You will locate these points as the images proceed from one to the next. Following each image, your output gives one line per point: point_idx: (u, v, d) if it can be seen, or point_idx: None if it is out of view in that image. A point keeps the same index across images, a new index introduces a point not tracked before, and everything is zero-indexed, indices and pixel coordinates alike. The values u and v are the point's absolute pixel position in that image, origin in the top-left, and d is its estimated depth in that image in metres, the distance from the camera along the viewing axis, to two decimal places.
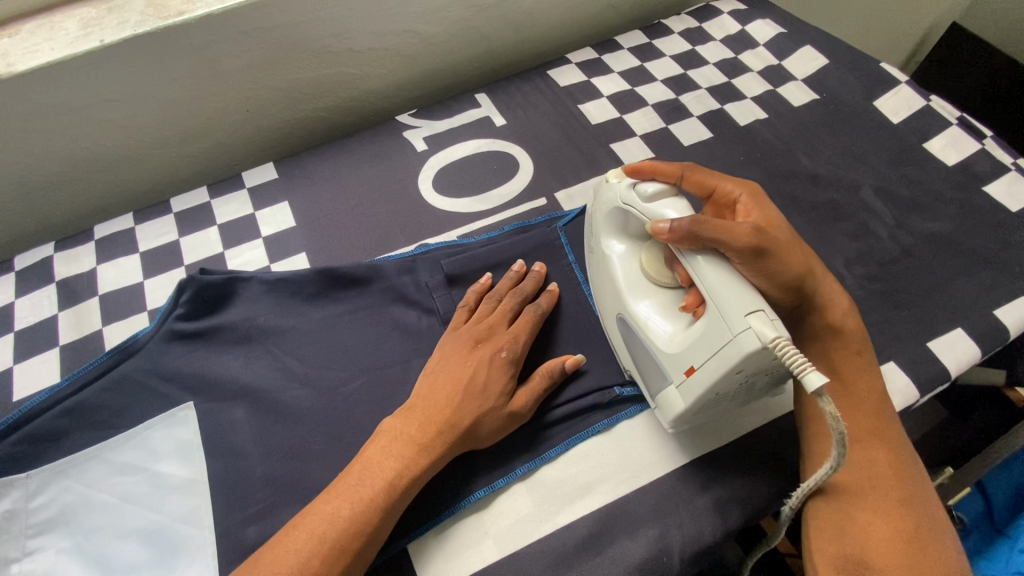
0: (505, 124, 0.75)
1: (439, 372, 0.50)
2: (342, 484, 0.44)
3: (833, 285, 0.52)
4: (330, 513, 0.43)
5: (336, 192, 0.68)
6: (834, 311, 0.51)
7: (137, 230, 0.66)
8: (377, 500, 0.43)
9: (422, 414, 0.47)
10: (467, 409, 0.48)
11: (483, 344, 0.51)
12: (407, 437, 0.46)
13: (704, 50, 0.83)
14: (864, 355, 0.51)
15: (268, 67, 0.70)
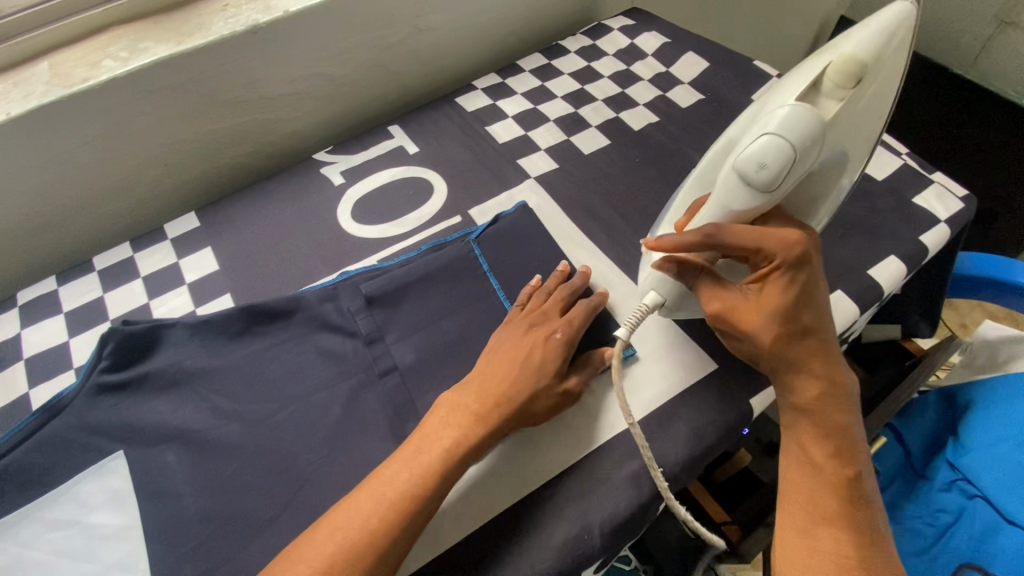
0: (419, 151, 0.79)
1: (497, 353, 0.55)
2: (403, 451, 0.49)
3: (821, 369, 0.49)
4: (390, 475, 0.47)
5: (258, 233, 0.71)
6: (813, 390, 0.49)
7: (60, 292, 0.67)
8: (434, 468, 0.48)
9: (478, 389, 0.52)
10: (523, 384, 0.52)
11: (537, 328, 0.56)
12: (468, 409, 0.51)
13: (599, 65, 0.89)
14: (844, 442, 0.48)
15: (181, 122, 0.73)
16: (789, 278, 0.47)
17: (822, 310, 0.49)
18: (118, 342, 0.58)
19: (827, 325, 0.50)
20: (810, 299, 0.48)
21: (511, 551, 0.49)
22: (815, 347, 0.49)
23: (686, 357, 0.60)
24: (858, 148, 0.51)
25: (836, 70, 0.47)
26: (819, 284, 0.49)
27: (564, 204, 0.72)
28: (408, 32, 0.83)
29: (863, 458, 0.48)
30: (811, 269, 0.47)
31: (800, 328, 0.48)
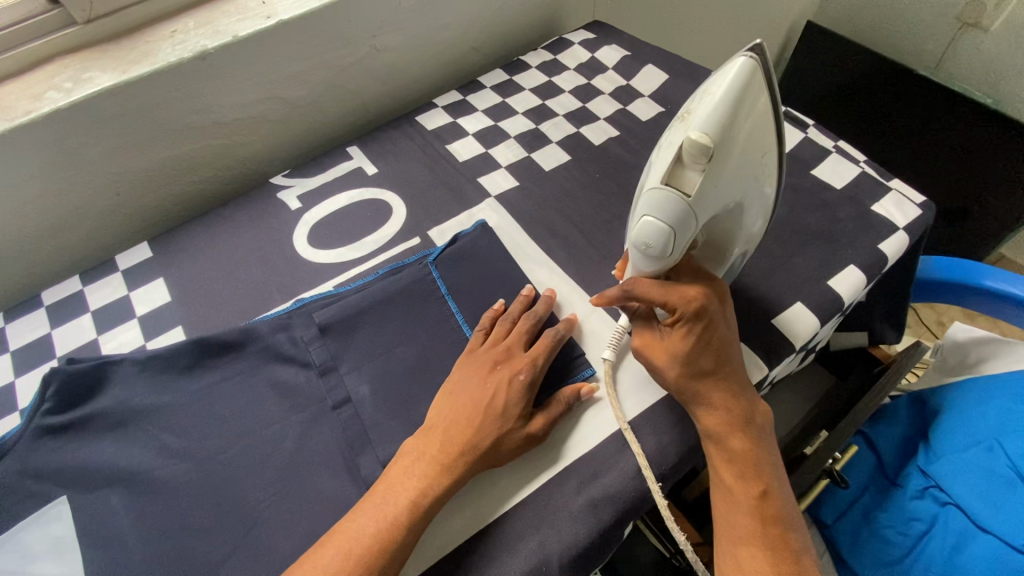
0: (378, 172, 0.79)
1: (460, 393, 0.54)
2: (369, 502, 0.48)
3: (727, 400, 0.51)
4: (356, 530, 0.46)
5: (212, 261, 0.70)
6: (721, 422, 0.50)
7: (7, 330, 0.65)
8: (398, 530, 0.46)
9: (443, 434, 0.51)
10: (487, 431, 0.51)
11: (501, 366, 0.55)
12: (431, 461, 0.50)
13: (560, 79, 0.89)
14: (754, 469, 0.49)
15: (130, 150, 0.72)
16: (689, 320, 0.50)
17: (725, 345, 0.52)
18: (62, 383, 0.56)
19: (731, 356, 0.52)
20: (711, 337, 0.51)
21: None
22: (717, 381, 0.51)
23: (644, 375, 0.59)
24: (754, 185, 0.47)
25: (687, 149, 0.41)
26: (721, 322, 0.52)
27: (523, 222, 0.72)
28: (363, 52, 0.82)
29: (774, 480, 0.50)
30: (712, 311, 0.51)
31: (700, 363, 0.51)
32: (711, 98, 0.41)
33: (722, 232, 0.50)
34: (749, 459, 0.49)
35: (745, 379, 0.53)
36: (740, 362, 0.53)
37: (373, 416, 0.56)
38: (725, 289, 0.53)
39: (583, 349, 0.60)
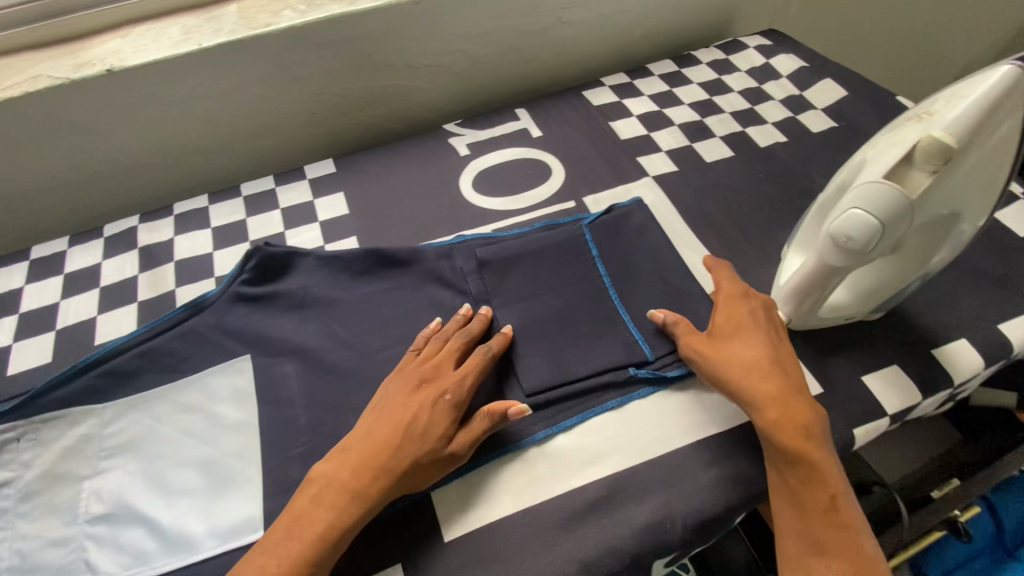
0: (542, 136, 0.82)
1: (382, 411, 0.52)
2: (275, 534, 0.46)
3: (785, 400, 0.50)
4: (261, 566, 0.44)
5: (386, 188, 0.77)
6: (780, 424, 0.49)
7: (210, 209, 0.75)
8: (314, 555, 0.45)
9: (358, 456, 0.49)
10: (407, 452, 0.49)
11: (426, 385, 0.53)
12: (345, 485, 0.48)
13: (730, 80, 0.89)
14: (817, 472, 0.47)
15: (334, 75, 0.79)
16: (724, 312, 0.56)
17: (770, 339, 0.54)
18: (260, 261, 0.64)
19: (776, 349, 0.53)
20: (752, 329, 0.54)
21: (590, 523, 0.50)
22: (772, 380, 0.51)
23: None
24: (972, 201, 0.47)
25: (925, 145, 0.43)
26: (757, 316, 0.55)
27: (679, 205, 0.73)
28: (549, 23, 0.86)
29: (842, 487, 0.47)
30: (750, 306, 0.56)
31: (744, 354, 0.52)
32: (960, 102, 0.43)
33: (921, 245, 0.50)
34: (810, 459, 0.47)
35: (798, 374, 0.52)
36: (787, 357, 0.53)
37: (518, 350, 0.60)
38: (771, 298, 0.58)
39: None
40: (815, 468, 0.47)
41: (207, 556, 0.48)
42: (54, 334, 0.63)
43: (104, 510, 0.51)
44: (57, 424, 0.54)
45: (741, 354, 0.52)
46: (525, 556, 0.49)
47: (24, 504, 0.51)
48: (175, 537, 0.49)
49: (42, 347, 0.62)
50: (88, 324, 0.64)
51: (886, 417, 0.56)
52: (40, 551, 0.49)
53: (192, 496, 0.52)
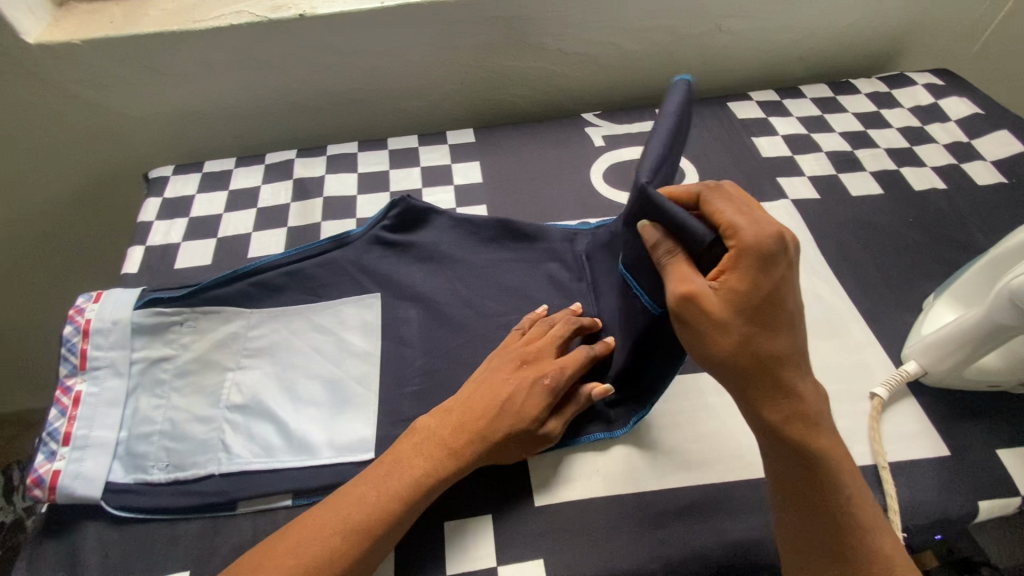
0: (680, 139, 0.82)
1: (483, 381, 0.52)
2: (372, 472, 0.48)
3: (791, 390, 0.43)
4: (359, 498, 0.46)
5: (520, 164, 0.79)
6: (783, 418, 0.43)
7: (359, 155, 0.81)
8: (406, 496, 0.46)
9: (457, 419, 0.50)
10: (503, 424, 0.49)
11: (528, 366, 0.52)
12: (446, 439, 0.49)
13: (889, 115, 0.85)
14: (823, 476, 0.42)
15: (492, 50, 0.82)
16: (740, 273, 0.41)
17: (786, 315, 0.42)
18: (402, 210, 0.68)
19: (789, 326, 0.42)
20: (768, 301, 0.41)
21: (679, 526, 0.50)
22: (777, 370, 0.42)
23: (913, 428, 0.55)
24: None
25: None
26: (777, 282, 0.41)
27: (815, 233, 0.70)
28: (707, 28, 0.85)
29: (851, 488, 0.43)
30: (781, 265, 0.41)
31: (761, 341, 0.42)
32: None
33: None
34: (822, 465, 0.42)
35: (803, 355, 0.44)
36: (800, 332, 0.43)
37: None
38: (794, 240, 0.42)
39: (849, 376, 0.58)
40: (819, 472, 0.42)
41: (323, 463, 0.53)
42: (216, 241, 0.71)
43: (242, 401, 0.57)
44: (213, 318, 0.61)
45: (747, 338, 0.41)
46: (610, 539, 0.50)
47: (179, 379, 0.58)
48: (298, 440, 0.54)
49: (205, 250, 0.70)
50: (243, 238, 0.71)
51: (1021, 497, 0.51)
52: (186, 423, 0.55)
53: (315, 407, 0.57)
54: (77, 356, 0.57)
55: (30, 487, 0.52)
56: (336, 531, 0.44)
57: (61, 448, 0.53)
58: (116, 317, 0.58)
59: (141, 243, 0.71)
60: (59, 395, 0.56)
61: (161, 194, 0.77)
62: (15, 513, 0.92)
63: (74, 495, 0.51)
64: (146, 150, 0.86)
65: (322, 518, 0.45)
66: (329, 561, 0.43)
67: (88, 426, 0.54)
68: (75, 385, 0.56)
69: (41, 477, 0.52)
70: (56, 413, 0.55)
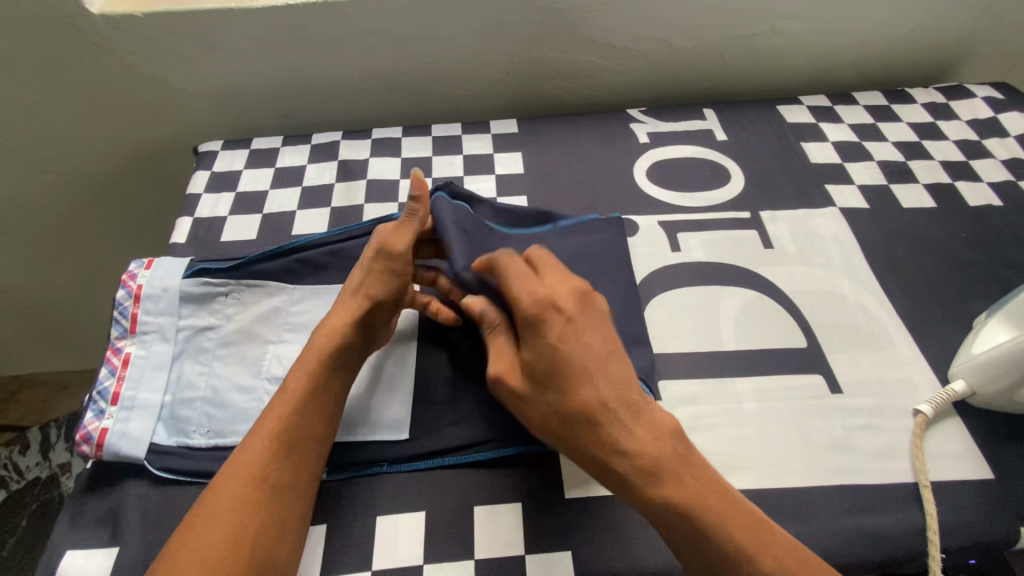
0: (726, 140, 0.80)
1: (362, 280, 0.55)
2: (255, 432, 0.47)
3: (619, 443, 0.42)
4: (251, 459, 0.45)
5: (562, 157, 0.79)
6: (620, 472, 0.42)
7: (403, 141, 0.81)
8: (304, 391, 0.49)
9: (335, 320, 0.53)
10: (377, 301, 0.54)
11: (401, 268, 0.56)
12: (326, 330, 0.52)
13: (946, 127, 0.82)
14: (679, 519, 0.41)
15: (540, 40, 0.82)
16: (528, 348, 0.45)
17: (578, 370, 0.44)
18: (444, 197, 0.68)
19: (592, 381, 0.43)
20: (561, 362, 0.44)
21: None
22: (594, 429, 0.43)
23: (957, 449, 0.54)
24: None
25: None
26: (561, 349, 0.44)
27: (863, 244, 0.69)
28: (762, 29, 0.83)
29: (712, 524, 0.41)
30: (557, 323, 0.45)
31: (566, 400, 0.43)
32: None
33: None
34: (668, 511, 0.41)
35: (625, 404, 0.43)
36: (609, 385, 0.44)
37: (665, 340, 0.60)
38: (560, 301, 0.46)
39: (891, 391, 0.57)
40: (666, 515, 0.41)
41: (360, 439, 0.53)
42: (261, 217, 0.73)
43: (282, 373, 0.58)
44: (257, 291, 0.62)
45: (552, 406, 0.44)
46: (640, 536, 0.49)
47: (222, 348, 0.59)
48: None
49: (250, 225, 0.72)
50: (288, 216, 0.73)
51: None
52: (228, 391, 0.56)
53: None
54: (128, 320, 0.59)
55: (79, 442, 0.53)
56: (247, 460, 0.45)
57: (109, 407, 0.55)
58: (165, 285, 0.60)
59: (189, 214, 0.73)
60: (109, 355, 0.58)
61: (209, 168, 0.79)
62: (48, 469, 0.95)
63: (120, 453, 0.53)
64: (195, 123, 0.88)
65: (236, 456, 0.46)
66: (249, 486, 0.44)
67: (136, 387, 0.56)
68: (125, 347, 0.58)
69: (89, 434, 0.54)
70: (107, 373, 0.57)
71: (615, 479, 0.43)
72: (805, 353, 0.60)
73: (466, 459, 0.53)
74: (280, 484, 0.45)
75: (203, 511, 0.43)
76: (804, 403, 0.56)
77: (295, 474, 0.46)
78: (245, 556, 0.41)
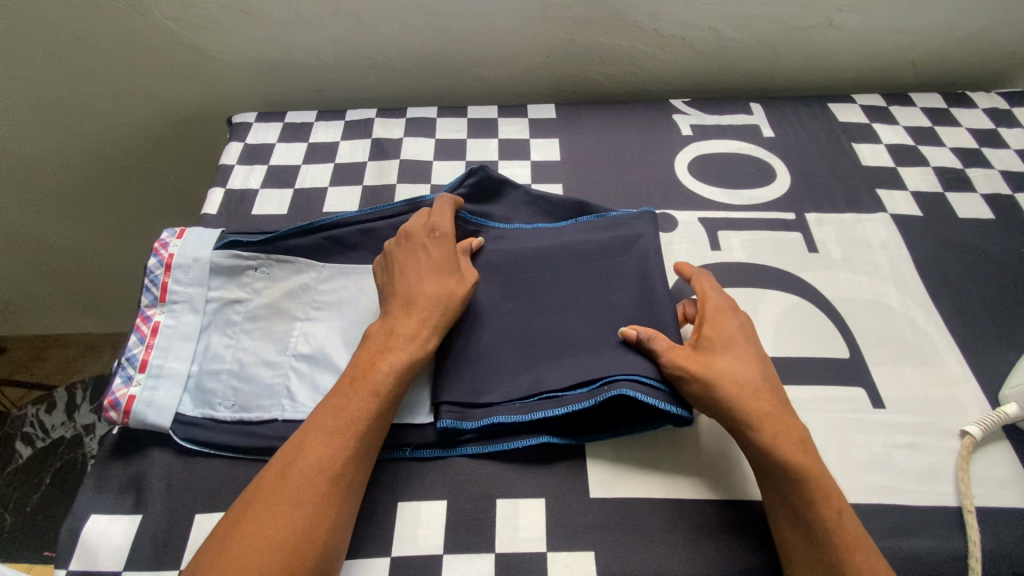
0: (773, 137, 0.77)
1: (428, 286, 0.52)
2: (325, 425, 0.46)
3: (781, 415, 0.47)
4: (325, 456, 0.44)
5: (600, 147, 0.77)
6: (779, 442, 0.46)
7: (438, 121, 0.80)
8: (383, 390, 0.47)
9: (412, 324, 0.50)
10: (453, 305, 0.52)
11: (461, 282, 0.54)
12: (406, 329, 0.50)
13: (1009, 134, 0.78)
14: (825, 490, 0.44)
15: (584, 23, 0.79)
16: (714, 326, 0.52)
17: (755, 352, 0.50)
18: (479, 179, 0.65)
19: (762, 363, 0.50)
20: (742, 344, 0.50)
21: (741, 538, 0.48)
22: (761, 397, 0.48)
23: (1005, 473, 0.51)
24: None
25: None
26: (745, 333, 0.51)
27: (914, 253, 0.65)
28: (818, 22, 0.79)
29: (841, 502, 0.44)
30: (739, 323, 0.52)
31: (742, 370, 0.48)
32: None
33: None
34: (814, 481, 0.44)
35: (780, 390, 0.49)
36: (771, 372, 0.50)
37: None
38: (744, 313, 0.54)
39: (938, 409, 0.54)
40: (815, 485, 0.44)
41: None
42: (292, 192, 0.72)
43: (309, 350, 0.56)
44: (286, 267, 0.61)
45: (728, 374, 0.48)
46: (665, 541, 0.48)
47: (250, 322, 0.58)
48: None
49: (282, 199, 0.71)
50: (319, 192, 0.72)
51: None
52: (254, 366, 0.56)
53: None
54: (158, 288, 0.58)
55: (106, 408, 0.53)
56: (327, 455, 0.44)
57: (137, 374, 0.55)
58: (196, 256, 0.59)
59: (221, 185, 0.72)
60: (139, 323, 0.57)
61: (243, 139, 0.78)
62: (73, 429, 0.96)
63: (147, 421, 0.53)
64: (230, 94, 0.87)
65: (308, 451, 0.44)
66: (328, 482, 0.44)
67: (164, 356, 0.56)
68: (154, 316, 0.58)
69: (116, 400, 0.53)
70: (135, 340, 0.56)
71: (760, 440, 0.46)
72: (846, 364, 0.57)
73: (485, 422, 0.50)
74: (351, 481, 0.45)
75: (280, 498, 0.42)
76: (843, 417, 0.54)
77: (364, 470, 0.46)
78: (313, 551, 0.41)
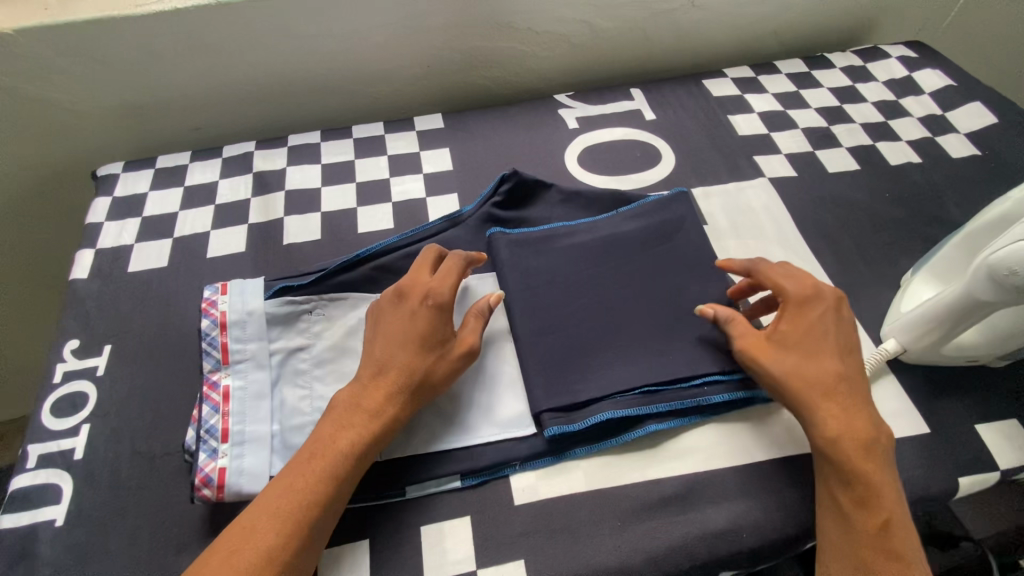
0: (655, 119, 0.79)
1: (400, 355, 0.48)
2: (277, 505, 0.42)
3: (858, 417, 0.46)
4: (270, 542, 0.41)
5: (490, 150, 0.76)
6: (854, 437, 0.45)
7: (322, 145, 0.77)
8: (338, 473, 0.44)
9: (378, 398, 0.47)
10: (425, 380, 0.48)
11: (441, 351, 0.49)
12: (371, 404, 0.47)
13: (865, 89, 0.84)
14: (884, 495, 0.44)
15: (454, 30, 0.78)
16: (792, 321, 0.50)
17: (841, 348, 0.49)
18: (512, 185, 0.66)
19: (844, 361, 0.48)
20: (827, 340, 0.48)
21: (664, 516, 0.49)
22: (833, 398, 0.47)
23: (895, 406, 0.55)
24: None
25: None
26: (830, 329, 0.49)
27: (794, 212, 0.69)
28: (679, 4, 0.83)
29: (896, 509, 0.44)
30: (821, 315, 0.49)
31: (822, 366, 0.47)
32: None
33: None
34: (872, 486, 0.44)
35: (860, 388, 0.48)
36: (856, 372, 0.48)
37: None
38: (843, 307, 0.51)
39: None
40: (877, 490, 0.44)
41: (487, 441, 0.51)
42: (172, 241, 0.67)
43: None
44: (341, 305, 0.57)
45: (800, 372, 0.47)
46: (592, 533, 0.48)
47: (319, 368, 0.54)
48: (460, 419, 0.52)
49: (161, 251, 0.67)
50: (201, 237, 0.68)
51: (997, 471, 0.51)
52: None
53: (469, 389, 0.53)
54: (218, 350, 0.52)
55: (199, 487, 0.47)
56: (275, 541, 0.41)
57: (222, 445, 0.49)
58: (249, 308, 0.54)
59: (91, 246, 0.67)
60: (206, 391, 0.51)
61: (111, 193, 0.72)
62: None
63: (243, 490, 0.48)
64: (94, 145, 0.81)
65: (255, 537, 0.41)
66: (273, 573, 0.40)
67: (244, 420, 0.50)
68: (221, 380, 0.51)
69: (207, 476, 0.48)
70: (209, 410, 0.50)
71: (829, 435, 0.46)
72: None
73: (591, 420, 0.50)
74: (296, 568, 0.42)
75: None
76: None
77: (313, 555, 0.43)
78: None
